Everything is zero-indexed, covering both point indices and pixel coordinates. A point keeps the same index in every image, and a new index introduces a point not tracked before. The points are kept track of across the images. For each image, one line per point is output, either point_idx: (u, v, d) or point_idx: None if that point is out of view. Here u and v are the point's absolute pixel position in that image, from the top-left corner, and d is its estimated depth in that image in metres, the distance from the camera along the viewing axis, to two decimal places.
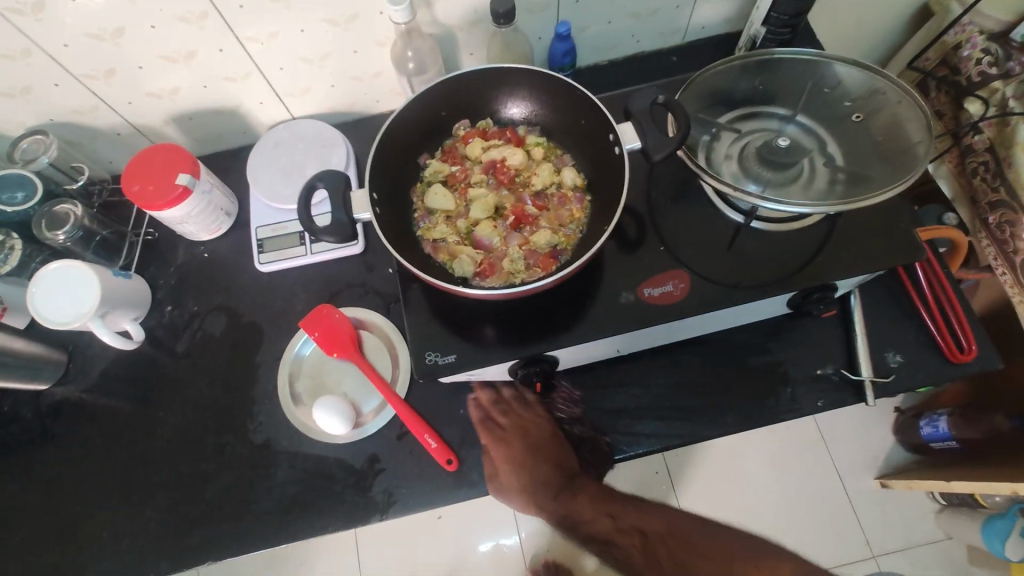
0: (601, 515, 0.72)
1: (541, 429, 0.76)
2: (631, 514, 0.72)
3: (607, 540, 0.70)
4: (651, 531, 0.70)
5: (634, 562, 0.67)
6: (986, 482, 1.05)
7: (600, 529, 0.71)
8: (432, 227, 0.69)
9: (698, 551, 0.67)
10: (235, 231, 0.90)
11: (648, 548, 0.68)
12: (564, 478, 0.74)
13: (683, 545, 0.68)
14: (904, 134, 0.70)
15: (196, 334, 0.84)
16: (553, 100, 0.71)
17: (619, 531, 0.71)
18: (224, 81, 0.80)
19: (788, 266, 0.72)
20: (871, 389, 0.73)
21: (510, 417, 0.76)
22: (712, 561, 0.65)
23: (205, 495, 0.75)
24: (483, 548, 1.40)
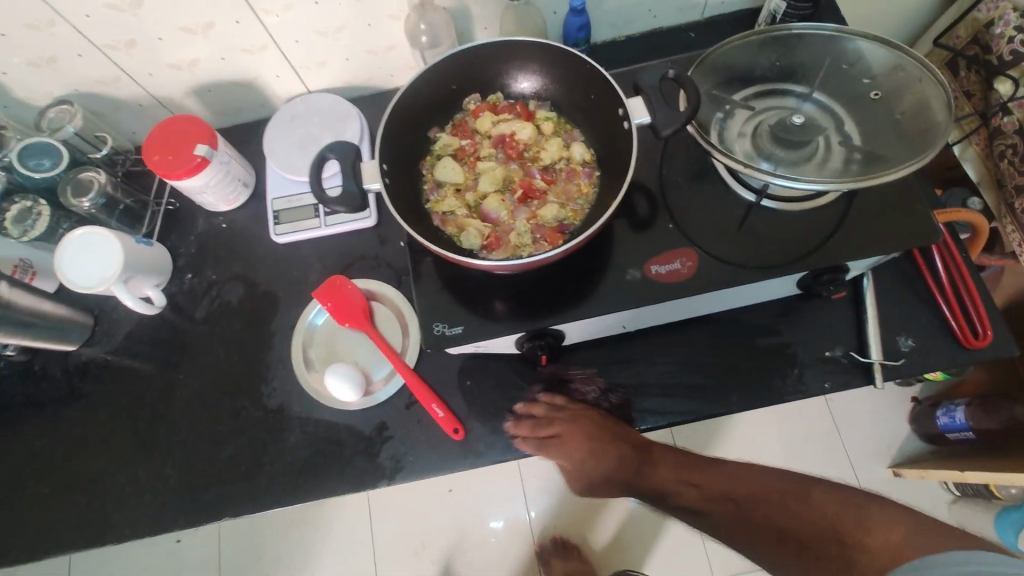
0: (685, 484, 0.74)
1: (591, 418, 0.76)
2: (710, 475, 0.74)
3: (699, 510, 0.71)
4: (740, 496, 0.70)
5: (733, 532, 0.68)
6: (1009, 473, 1.04)
7: (689, 499, 0.73)
8: (442, 200, 0.69)
9: (787, 503, 0.67)
10: (252, 202, 0.92)
11: (740, 511, 0.69)
12: (634, 460, 0.75)
13: (778, 507, 0.67)
14: (924, 113, 0.68)
15: (214, 301, 0.86)
16: (563, 74, 0.70)
17: (708, 500, 0.72)
18: (241, 53, 0.81)
19: (798, 247, 0.71)
20: (880, 372, 0.72)
21: (558, 421, 0.76)
22: (807, 520, 0.65)
23: (222, 456, 0.79)
24: (496, 524, 1.43)
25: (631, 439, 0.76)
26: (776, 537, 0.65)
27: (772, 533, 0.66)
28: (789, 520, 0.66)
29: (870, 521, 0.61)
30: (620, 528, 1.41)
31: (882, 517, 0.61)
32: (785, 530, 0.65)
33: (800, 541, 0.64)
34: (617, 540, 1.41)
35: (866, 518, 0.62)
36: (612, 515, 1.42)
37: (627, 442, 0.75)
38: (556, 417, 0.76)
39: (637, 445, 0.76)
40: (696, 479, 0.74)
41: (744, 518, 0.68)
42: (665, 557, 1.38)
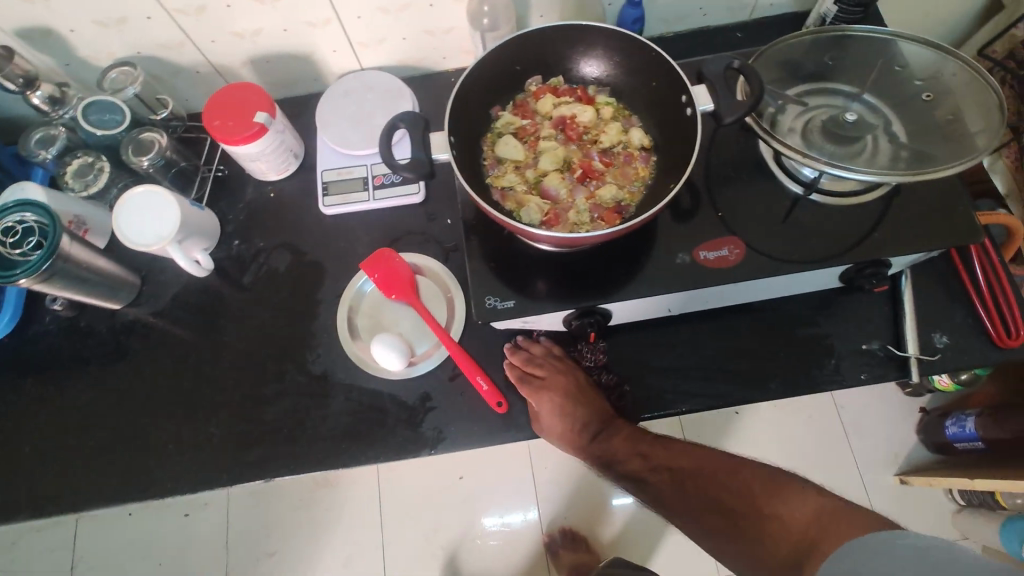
0: (635, 454, 0.77)
1: (575, 376, 0.80)
2: (661, 449, 0.77)
3: (642, 477, 0.76)
4: (679, 467, 0.75)
5: (668, 501, 0.72)
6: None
7: (634, 465, 0.76)
8: (501, 175, 0.71)
9: (728, 484, 0.70)
10: (301, 173, 0.93)
11: (677, 482, 0.74)
12: (602, 424, 0.79)
13: (708, 480, 0.72)
14: (972, 115, 0.70)
15: (261, 268, 0.88)
16: (626, 60, 0.72)
17: (648, 467, 0.76)
18: (305, 26, 0.83)
19: (844, 240, 0.73)
20: (915, 366, 0.75)
21: (549, 365, 0.79)
22: (731, 488, 0.70)
23: (265, 419, 0.80)
24: (491, 524, 1.43)
25: (607, 403, 0.80)
26: (701, 504, 0.70)
27: (706, 512, 0.69)
28: (729, 507, 0.68)
29: (788, 507, 0.64)
30: (627, 524, 1.42)
31: (794, 503, 0.64)
32: (719, 510, 0.68)
33: (725, 521, 0.67)
34: (624, 536, 1.41)
35: (783, 503, 0.65)
36: (619, 510, 1.43)
37: (604, 404, 0.80)
38: (546, 360, 0.79)
39: (608, 413, 0.80)
40: (645, 448, 0.77)
41: (682, 496, 0.72)
42: (670, 556, 1.40)
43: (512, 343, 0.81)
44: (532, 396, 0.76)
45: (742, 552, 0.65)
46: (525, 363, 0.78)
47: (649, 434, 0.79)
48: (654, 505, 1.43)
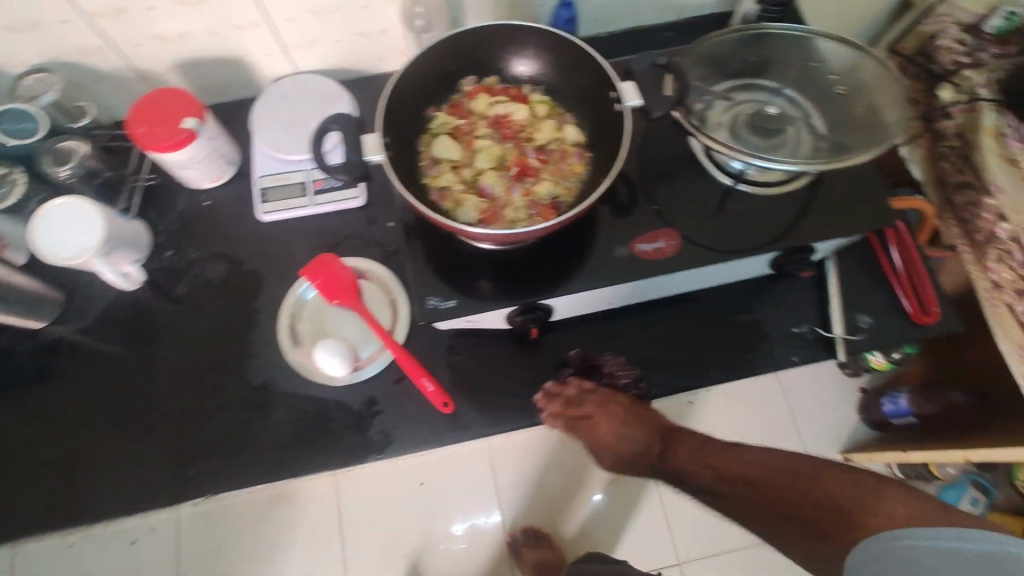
0: (702, 466, 0.68)
1: (623, 402, 0.78)
2: (727, 457, 0.67)
3: (715, 489, 0.65)
4: (753, 477, 0.63)
5: (745, 512, 0.62)
6: (985, 451, 1.09)
7: (705, 480, 0.67)
8: (439, 175, 0.72)
9: (810, 491, 0.58)
10: (236, 180, 0.91)
11: (754, 495, 0.62)
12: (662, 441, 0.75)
13: (789, 483, 0.61)
14: (883, 107, 0.75)
15: (196, 279, 0.85)
16: (557, 59, 0.73)
17: (718, 479, 0.66)
18: (232, 29, 0.81)
19: (772, 229, 0.76)
20: (841, 346, 0.80)
21: (596, 402, 0.78)
22: (812, 493, 0.58)
23: (205, 432, 0.78)
24: (458, 530, 1.31)
25: (659, 419, 0.79)
26: (780, 515, 0.59)
27: (784, 518, 0.59)
28: (812, 514, 0.56)
29: (879, 511, 0.53)
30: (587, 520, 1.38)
31: (884, 504, 0.53)
32: (795, 514, 0.58)
33: (799, 526, 0.57)
34: (585, 531, 1.37)
35: (867, 508, 0.53)
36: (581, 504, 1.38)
37: (657, 421, 0.77)
38: (590, 400, 0.78)
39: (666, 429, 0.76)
40: (714, 460, 0.68)
41: (763, 510, 0.60)
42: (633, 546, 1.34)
43: (551, 387, 0.78)
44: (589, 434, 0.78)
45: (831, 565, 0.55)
46: (556, 402, 0.78)
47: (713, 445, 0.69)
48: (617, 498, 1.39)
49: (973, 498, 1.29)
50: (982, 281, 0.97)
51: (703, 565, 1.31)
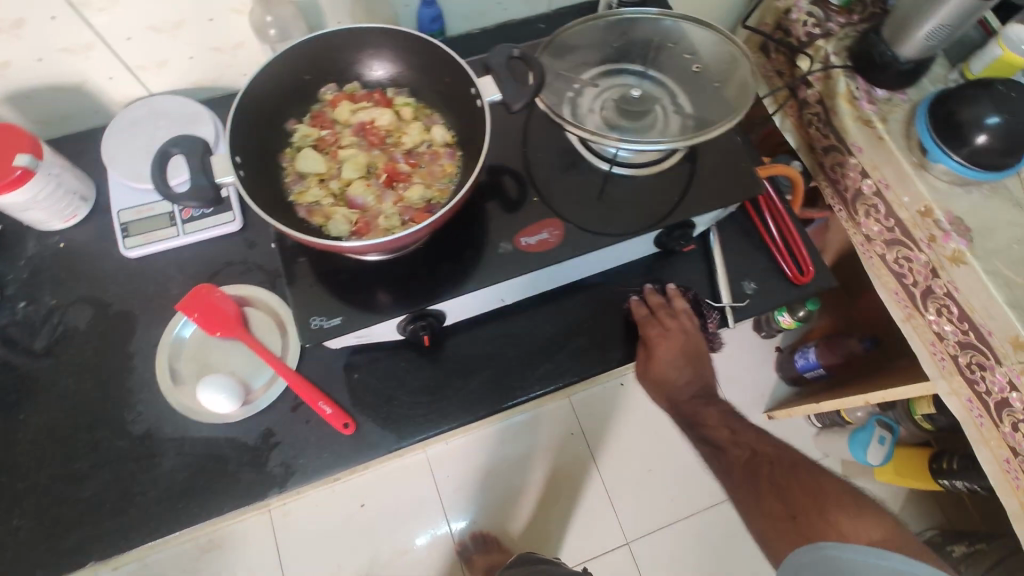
0: (722, 427, 0.88)
1: (694, 340, 0.83)
2: (751, 435, 0.87)
3: (721, 446, 0.87)
4: (762, 454, 0.84)
5: (737, 474, 0.83)
6: (880, 390, 1.18)
7: (717, 437, 0.88)
8: (305, 190, 0.69)
9: (803, 485, 0.77)
10: (95, 217, 0.84)
11: (755, 463, 0.83)
12: (697, 391, 0.89)
13: (776, 464, 0.82)
14: (739, 77, 0.76)
15: (57, 329, 0.78)
16: (415, 60, 0.72)
17: (731, 443, 0.87)
18: (63, 53, 0.74)
19: (651, 209, 0.78)
20: (732, 313, 0.82)
21: (677, 323, 0.81)
22: (800, 486, 0.77)
23: (81, 495, 0.71)
24: (420, 541, 1.39)
25: (703, 368, 0.88)
26: (763, 482, 0.80)
27: (767, 493, 0.78)
28: (789, 502, 0.76)
29: (845, 524, 0.70)
30: (535, 513, 1.44)
31: (856, 521, 0.70)
32: (773, 493, 0.78)
33: (782, 517, 0.75)
34: (534, 524, 1.43)
35: (833, 517, 0.71)
36: (526, 499, 1.44)
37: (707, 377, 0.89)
38: (669, 320, 0.81)
39: (708, 390, 0.90)
40: (733, 427, 0.88)
41: (752, 476, 0.82)
42: (578, 533, 1.43)
43: (653, 296, 0.81)
44: (649, 345, 0.79)
45: (778, 542, 0.74)
46: (656, 307, 0.81)
47: (737, 420, 0.90)
48: (559, 487, 1.46)
49: (881, 436, 1.39)
50: (856, 235, 1.05)
51: (648, 542, 1.42)
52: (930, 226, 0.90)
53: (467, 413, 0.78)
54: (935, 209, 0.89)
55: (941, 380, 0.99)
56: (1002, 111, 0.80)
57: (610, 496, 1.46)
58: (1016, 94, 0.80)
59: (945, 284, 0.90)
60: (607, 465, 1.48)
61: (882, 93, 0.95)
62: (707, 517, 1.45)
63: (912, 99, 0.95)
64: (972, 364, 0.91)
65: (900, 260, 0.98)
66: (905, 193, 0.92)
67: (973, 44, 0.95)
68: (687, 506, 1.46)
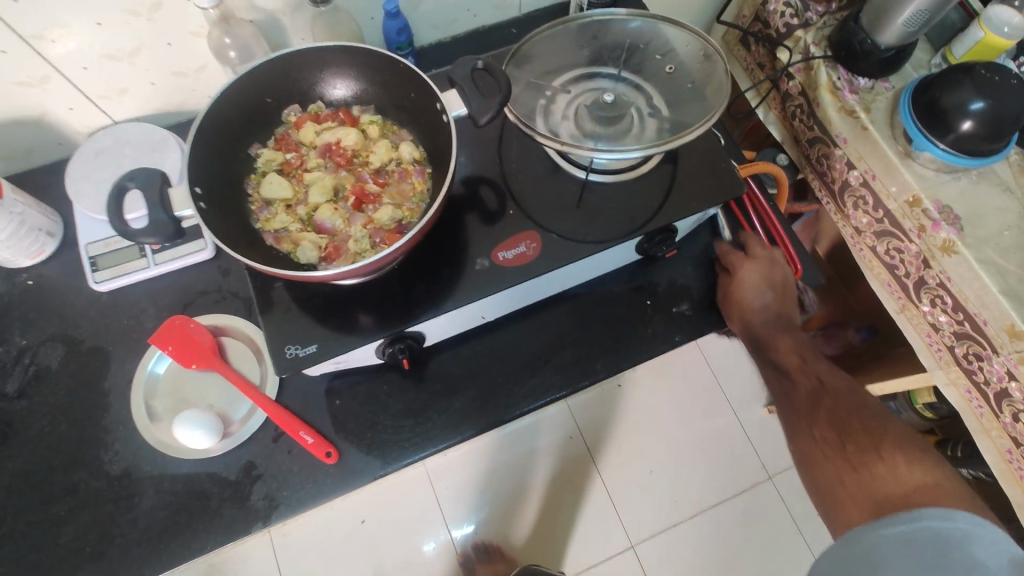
0: (793, 354, 0.82)
1: (784, 275, 0.79)
2: (821, 366, 0.81)
3: (788, 371, 0.81)
4: (832, 391, 0.77)
5: (796, 398, 0.80)
6: (880, 380, 1.18)
7: (786, 362, 0.82)
8: (272, 217, 0.67)
9: (874, 429, 0.71)
10: (64, 253, 0.82)
11: (815, 396, 0.78)
12: (776, 322, 0.82)
13: (844, 402, 0.76)
14: (714, 75, 0.74)
15: (29, 369, 0.76)
16: (378, 76, 0.70)
17: (799, 371, 0.81)
18: (17, 87, 0.72)
19: (631, 216, 0.76)
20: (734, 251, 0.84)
21: (760, 252, 0.79)
22: (866, 428, 0.71)
23: (60, 541, 0.69)
24: (426, 547, 1.37)
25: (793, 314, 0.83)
26: (830, 422, 0.74)
27: (824, 427, 0.74)
28: (842, 430, 0.73)
29: (892, 465, 0.66)
30: (539, 520, 1.42)
31: (911, 467, 0.65)
32: (808, 410, 0.77)
33: (826, 444, 0.73)
34: (538, 532, 1.41)
35: (886, 459, 0.67)
36: (528, 507, 1.42)
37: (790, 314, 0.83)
38: (758, 248, 0.79)
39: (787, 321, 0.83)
40: (805, 355, 0.82)
41: (813, 409, 0.77)
42: (583, 537, 1.41)
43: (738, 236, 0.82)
44: (732, 269, 0.79)
45: (821, 471, 0.72)
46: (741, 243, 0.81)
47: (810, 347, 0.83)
48: (560, 493, 1.44)
49: None
50: (846, 228, 1.02)
51: (653, 545, 1.41)
52: (919, 216, 0.88)
53: (453, 434, 0.76)
54: (922, 198, 0.87)
55: (938, 371, 0.96)
56: (985, 95, 0.77)
57: (612, 499, 1.44)
58: (999, 77, 0.78)
59: (937, 275, 0.88)
60: (608, 469, 1.46)
61: (864, 81, 0.93)
62: (712, 515, 1.44)
63: (894, 87, 0.93)
64: (969, 355, 0.89)
65: (891, 251, 0.95)
66: (892, 183, 0.90)
67: (954, 28, 0.92)
68: (691, 505, 1.44)
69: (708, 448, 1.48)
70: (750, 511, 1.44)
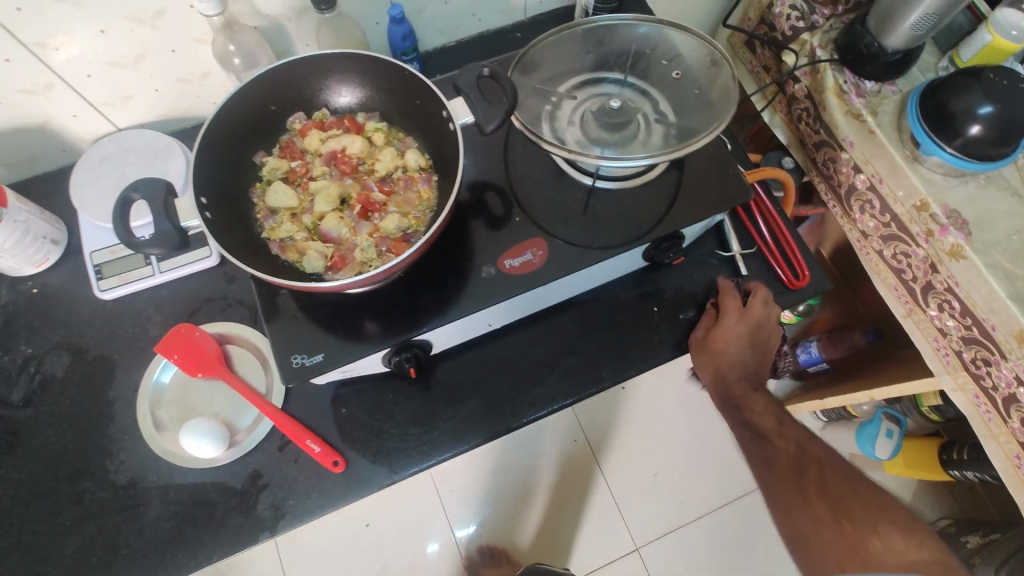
0: (768, 417, 0.89)
1: (768, 329, 0.81)
2: (796, 429, 0.90)
3: (765, 434, 0.88)
4: (809, 459, 0.87)
5: (776, 463, 0.87)
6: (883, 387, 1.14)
7: (762, 424, 0.89)
8: (278, 226, 0.66)
9: (863, 501, 0.83)
10: (68, 261, 0.82)
11: (794, 462, 0.87)
12: (745, 370, 0.87)
13: (821, 470, 0.86)
14: (722, 81, 0.73)
15: (34, 378, 0.76)
16: (384, 83, 0.70)
17: (776, 434, 0.89)
18: (21, 95, 0.72)
19: (638, 223, 0.75)
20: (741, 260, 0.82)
21: (755, 308, 0.78)
22: (857, 499, 0.83)
23: (65, 551, 0.69)
24: (430, 550, 1.38)
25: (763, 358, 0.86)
26: (818, 492, 0.84)
27: (812, 497, 0.83)
28: (834, 503, 0.83)
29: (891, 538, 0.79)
30: (543, 524, 1.42)
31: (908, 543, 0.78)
32: (791, 475, 0.86)
33: (821, 513, 0.82)
34: (542, 535, 1.41)
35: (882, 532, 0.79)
36: (532, 510, 1.42)
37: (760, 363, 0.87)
38: (759, 307, 0.78)
39: (758, 378, 0.89)
40: (778, 419, 0.90)
41: (796, 475, 0.85)
42: (587, 540, 1.41)
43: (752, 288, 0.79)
44: (722, 314, 0.78)
45: (816, 538, 0.81)
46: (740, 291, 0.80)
47: (777, 406, 0.91)
48: (565, 496, 1.44)
49: (888, 429, 1.37)
50: (853, 231, 1.02)
51: (657, 548, 1.40)
52: (927, 220, 0.88)
53: (460, 442, 0.75)
54: (930, 203, 0.86)
55: (946, 376, 0.95)
56: (994, 99, 0.77)
57: (616, 502, 1.44)
58: (1007, 81, 0.77)
59: (944, 280, 0.88)
60: (613, 473, 1.46)
61: (871, 85, 0.92)
62: (718, 518, 1.43)
63: (902, 89, 0.92)
64: (976, 359, 0.88)
65: (898, 255, 0.95)
66: (900, 187, 0.90)
67: (961, 31, 0.92)
68: (696, 508, 1.43)
69: (713, 451, 1.48)
70: (756, 514, 1.43)
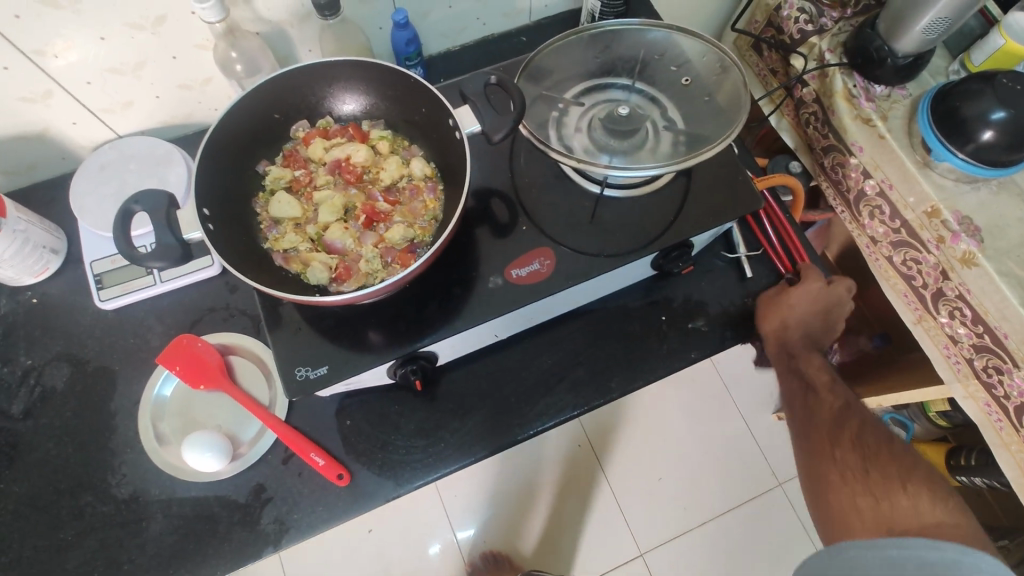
0: (822, 373, 0.86)
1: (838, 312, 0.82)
2: (852, 392, 0.84)
3: (813, 385, 0.85)
4: (854, 420, 0.80)
5: (818, 415, 0.83)
6: (891, 393, 1.14)
7: (813, 377, 0.85)
8: (281, 237, 0.65)
9: (898, 459, 0.74)
10: (68, 269, 0.81)
11: (835, 417, 0.81)
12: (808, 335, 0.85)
13: (862, 428, 0.79)
14: (732, 88, 0.72)
15: (34, 390, 0.75)
16: (389, 90, 0.69)
17: (824, 388, 0.85)
18: (21, 102, 0.71)
19: (647, 231, 0.74)
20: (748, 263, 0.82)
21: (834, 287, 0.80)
22: (892, 456, 0.74)
23: (67, 567, 0.68)
24: (431, 552, 1.37)
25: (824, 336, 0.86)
26: (852, 441, 0.77)
27: (846, 445, 0.77)
28: (865, 455, 0.75)
29: (919, 500, 0.68)
30: (547, 530, 1.41)
31: (937, 506, 0.67)
32: (830, 432, 0.80)
33: (849, 465, 0.75)
34: (546, 540, 1.40)
35: (910, 491, 0.70)
36: (536, 516, 1.41)
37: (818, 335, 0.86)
38: (839, 289, 0.80)
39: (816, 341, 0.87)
40: (833, 376, 0.86)
41: (835, 427, 0.80)
42: (592, 546, 1.40)
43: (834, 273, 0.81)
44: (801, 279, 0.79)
45: (837, 493, 0.74)
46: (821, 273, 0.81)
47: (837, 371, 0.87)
48: (569, 501, 1.43)
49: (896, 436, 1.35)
50: (862, 237, 1.00)
51: (662, 553, 1.39)
52: (938, 227, 0.86)
53: (466, 454, 0.74)
54: (941, 209, 0.85)
55: (956, 384, 0.94)
56: (1007, 105, 0.75)
57: (621, 507, 1.42)
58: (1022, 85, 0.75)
59: (956, 287, 0.87)
60: (617, 478, 1.44)
61: (881, 89, 0.91)
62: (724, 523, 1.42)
63: (912, 93, 0.91)
64: (988, 368, 0.87)
65: (908, 262, 0.94)
66: (910, 194, 0.89)
67: (973, 35, 0.91)
68: (701, 513, 1.42)
69: (717, 455, 1.47)
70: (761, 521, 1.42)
